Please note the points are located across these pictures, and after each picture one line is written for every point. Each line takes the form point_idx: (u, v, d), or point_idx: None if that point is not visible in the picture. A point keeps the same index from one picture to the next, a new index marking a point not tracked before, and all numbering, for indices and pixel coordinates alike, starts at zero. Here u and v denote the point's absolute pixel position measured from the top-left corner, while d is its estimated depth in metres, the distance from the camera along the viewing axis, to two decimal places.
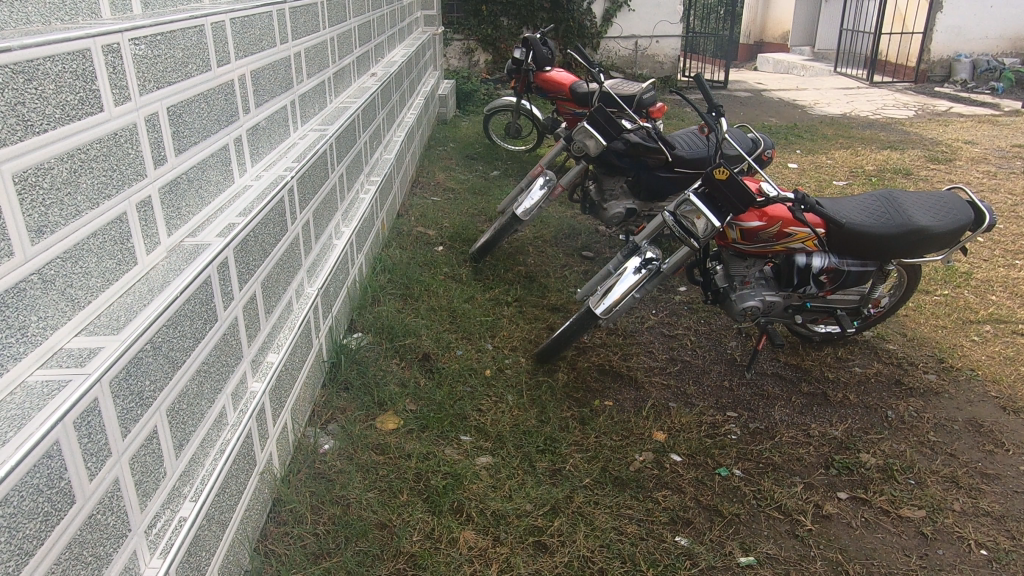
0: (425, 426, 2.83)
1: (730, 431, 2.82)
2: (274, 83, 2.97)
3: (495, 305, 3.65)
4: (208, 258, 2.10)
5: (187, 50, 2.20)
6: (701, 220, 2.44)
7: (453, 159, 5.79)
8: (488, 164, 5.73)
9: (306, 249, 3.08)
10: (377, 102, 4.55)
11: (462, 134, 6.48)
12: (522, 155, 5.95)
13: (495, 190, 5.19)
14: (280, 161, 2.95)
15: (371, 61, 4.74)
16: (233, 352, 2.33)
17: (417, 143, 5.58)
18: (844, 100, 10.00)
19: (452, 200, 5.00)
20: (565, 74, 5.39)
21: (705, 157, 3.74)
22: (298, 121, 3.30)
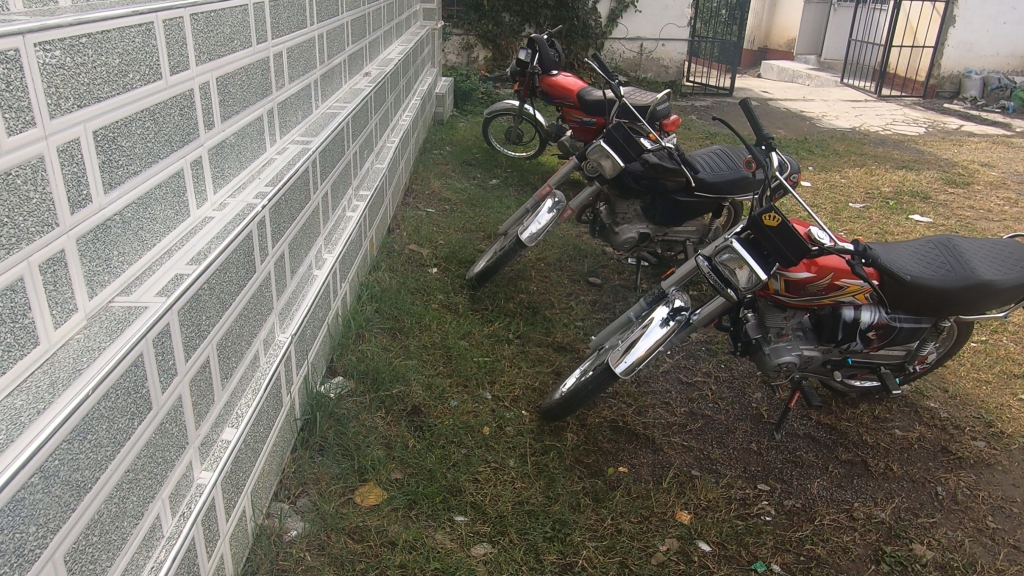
0: (413, 504, 2.50)
1: (763, 512, 2.56)
2: (246, 90, 2.60)
3: (495, 343, 3.34)
4: (136, 332, 1.73)
5: (127, 55, 1.81)
6: (744, 271, 2.20)
7: (450, 165, 5.44)
8: (487, 172, 5.38)
9: (280, 288, 2.74)
10: (370, 106, 4.19)
11: (460, 138, 6.13)
12: (524, 164, 5.61)
13: (495, 202, 4.86)
14: (246, 188, 2.59)
15: (363, 59, 4.37)
16: (172, 443, 1.95)
17: (412, 149, 5.24)
18: (853, 114, 9.71)
19: (448, 213, 4.66)
20: (573, 79, 5.04)
21: (731, 179, 3.41)
22: (276, 132, 2.94)
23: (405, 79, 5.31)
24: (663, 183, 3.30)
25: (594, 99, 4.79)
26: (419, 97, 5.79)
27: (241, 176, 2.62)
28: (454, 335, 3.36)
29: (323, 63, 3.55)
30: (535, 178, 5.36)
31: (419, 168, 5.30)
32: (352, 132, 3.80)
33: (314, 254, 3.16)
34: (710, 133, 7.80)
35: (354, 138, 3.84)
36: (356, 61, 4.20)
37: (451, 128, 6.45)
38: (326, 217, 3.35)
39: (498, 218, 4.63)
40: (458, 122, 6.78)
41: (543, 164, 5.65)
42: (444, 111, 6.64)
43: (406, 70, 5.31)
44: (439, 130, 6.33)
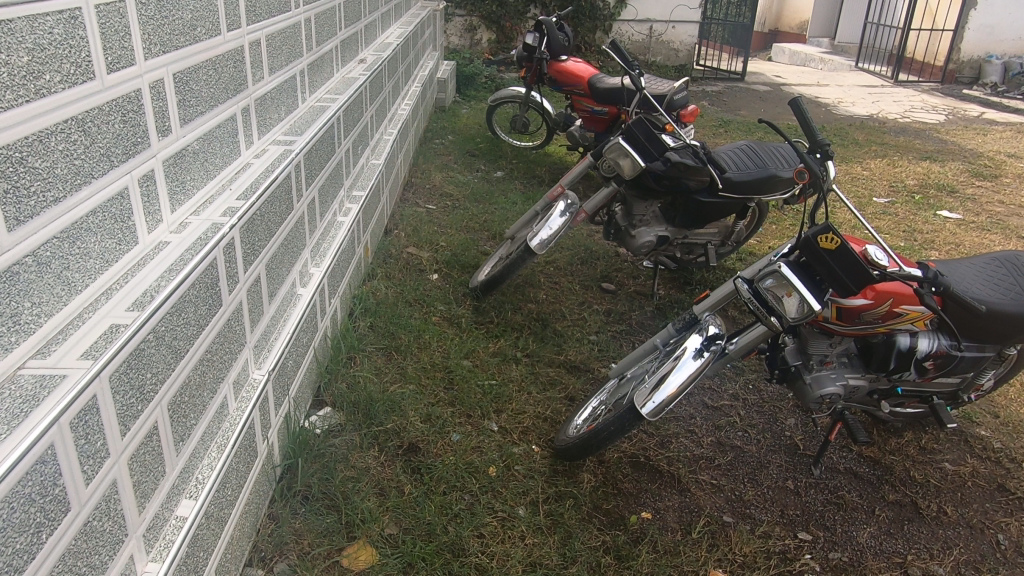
0: (410, 566, 2.27)
1: (806, 566, 2.43)
2: (212, 87, 2.29)
3: (502, 364, 3.15)
4: (46, 415, 1.36)
5: (41, 51, 1.47)
6: (793, 297, 2.07)
7: (452, 156, 5.16)
8: (490, 163, 5.09)
9: (254, 317, 2.45)
10: (365, 96, 3.90)
11: (463, 125, 5.84)
12: (530, 154, 5.33)
13: (500, 197, 4.59)
14: (211, 207, 2.26)
15: (357, 45, 4.06)
16: (109, 534, 1.63)
17: (412, 140, 4.97)
18: (869, 99, 9.38)
19: (450, 210, 4.41)
20: (583, 66, 4.74)
21: (760, 178, 3.13)
22: (253, 131, 2.65)
23: (404, 65, 4.99)
24: (685, 183, 3.02)
25: (607, 87, 4.50)
26: (419, 82, 5.48)
27: (202, 192, 2.28)
28: (455, 355, 3.18)
29: (308, 51, 3.23)
30: (541, 169, 5.08)
31: (419, 159, 5.02)
32: (343, 127, 3.51)
33: (298, 262, 2.89)
34: (723, 120, 7.49)
35: (345, 134, 3.56)
36: (348, 47, 3.89)
37: (453, 115, 6.16)
38: (312, 223, 3.08)
39: (503, 215, 4.37)
40: (460, 109, 6.48)
41: (550, 155, 5.37)
42: (445, 97, 6.34)
43: (405, 55, 5.00)
44: (440, 116, 6.03)
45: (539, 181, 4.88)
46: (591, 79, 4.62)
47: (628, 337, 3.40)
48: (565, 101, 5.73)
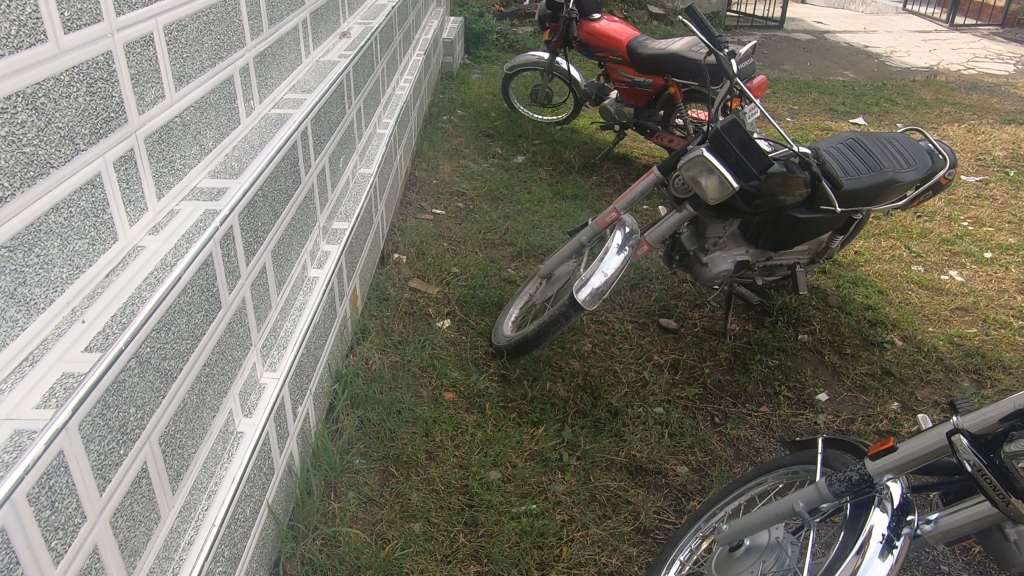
0: None
1: None
2: (22, 145, 1.28)
3: (546, 473, 2.56)
4: None
5: None
6: None
7: (463, 138, 4.47)
8: (509, 145, 4.39)
9: (129, 538, 1.55)
10: (345, 83, 3.14)
11: (474, 95, 5.09)
12: (554, 132, 4.59)
13: (521, 195, 3.93)
14: (26, 383, 1.30)
15: (334, 17, 3.25)
16: None
17: (415, 124, 4.29)
18: (925, 48, 8.39)
19: (461, 218, 3.79)
20: (619, 26, 3.89)
21: (875, 184, 2.37)
22: (138, 190, 1.72)
23: (400, 34, 4.17)
24: (780, 200, 2.26)
25: (651, 53, 3.67)
26: (420, 49, 4.71)
27: (13, 346, 1.30)
28: (478, 463, 2.57)
29: (246, 41, 2.34)
30: (568, 152, 4.36)
31: (424, 144, 4.34)
32: (313, 137, 2.76)
33: (245, 350, 2.18)
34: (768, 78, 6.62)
35: (318, 144, 2.83)
36: (319, 23, 3.07)
37: (463, 82, 5.39)
38: (263, 289, 2.31)
39: (523, 222, 3.73)
40: (469, 72, 5.70)
41: (578, 131, 4.63)
42: (453, 60, 5.56)
43: (403, 19, 4.21)
44: (447, 84, 5.28)
45: (566, 170, 4.18)
46: (630, 43, 3.79)
47: (705, 404, 2.89)
48: (593, 67, 4.92)
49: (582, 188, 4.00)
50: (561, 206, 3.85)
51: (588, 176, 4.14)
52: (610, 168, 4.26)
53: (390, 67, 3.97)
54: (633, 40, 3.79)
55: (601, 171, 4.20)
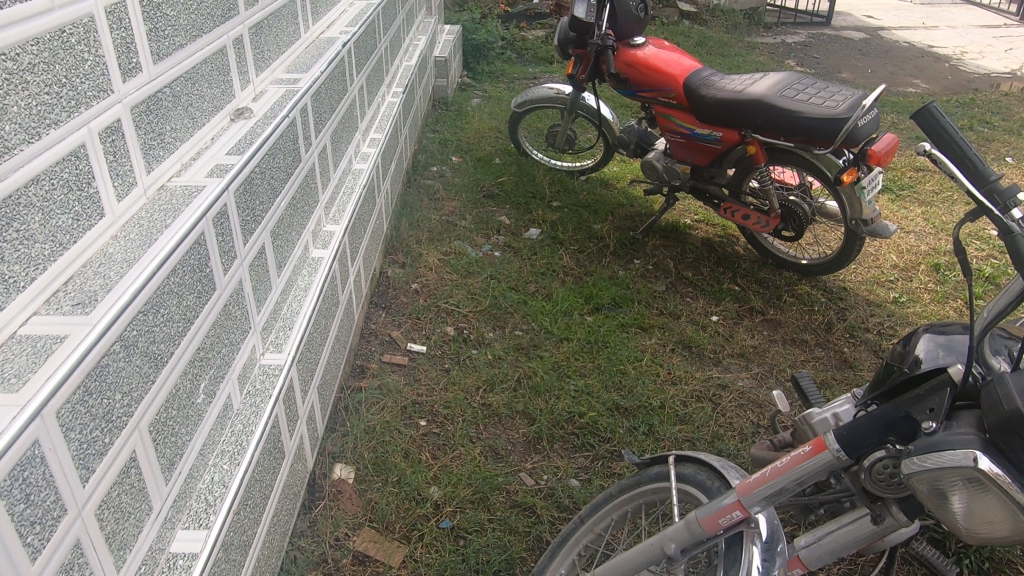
0: None
1: None
2: None
3: None
4: None
5: None
6: None
7: (457, 208, 3.68)
8: (521, 219, 3.61)
9: None
10: (231, 208, 1.92)
11: (471, 135, 4.26)
12: (577, 197, 3.76)
13: (538, 300, 3.14)
14: None
15: (220, 88, 2.01)
16: None
17: (392, 192, 3.53)
18: (999, 47, 7.23)
19: (455, 350, 2.90)
20: (671, 54, 2.87)
21: None
22: None
23: (358, 76, 3.10)
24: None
25: (725, 96, 2.63)
26: (396, 84, 3.77)
27: None
28: None
29: None
30: (597, 228, 3.55)
31: (409, 214, 3.60)
32: (88, 395, 1.30)
33: None
34: None
35: (115, 390, 1.39)
36: (171, 111, 1.76)
37: (461, 115, 4.49)
38: None
39: (542, 346, 2.92)
40: (466, 98, 4.73)
41: (605, 195, 3.79)
42: (446, 84, 4.61)
43: (365, 54, 3.17)
44: (438, 121, 4.43)
45: (593, 259, 3.37)
46: (690, 81, 2.77)
47: None
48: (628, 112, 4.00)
49: (617, 289, 3.19)
50: (588, 319, 3.05)
51: (625, 267, 3.34)
52: (654, 251, 3.45)
53: (340, 126, 2.93)
54: (695, 76, 2.77)
55: (642, 258, 3.40)
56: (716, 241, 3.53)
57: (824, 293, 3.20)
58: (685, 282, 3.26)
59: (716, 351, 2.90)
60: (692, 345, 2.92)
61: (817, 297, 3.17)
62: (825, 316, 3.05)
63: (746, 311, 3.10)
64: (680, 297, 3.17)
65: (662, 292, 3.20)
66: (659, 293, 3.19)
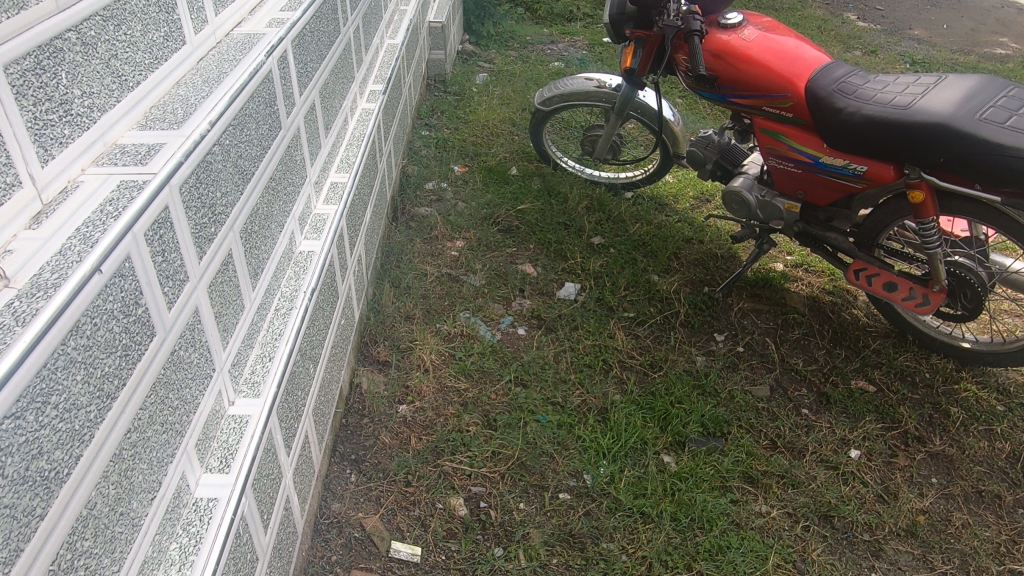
0: None
1: None
2: None
3: None
4: None
5: None
6: None
7: (460, 251, 2.96)
8: (552, 271, 2.91)
9: None
10: None
11: (479, 137, 3.45)
12: (627, 236, 3.06)
13: (583, 427, 2.38)
14: None
15: None
16: None
17: (373, 240, 2.73)
18: None
19: (468, 549, 2.04)
20: (792, 47, 2.48)
21: None
22: None
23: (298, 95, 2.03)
24: None
25: (889, 115, 2.22)
26: (375, 79, 2.83)
27: None
28: None
29: None
30: (659, 284, 2.87)
31: (407, 259, 2.88)
32: None
33: None
34: (911, 55, 4.54)
35: None
36: None
37: (466, 104, 3.61)
38: None
39: (602, 486, 2.21)
40: (468, 74, 3.81)
41: (666, 234, 3.09)
42: (444, 60, 3.72)
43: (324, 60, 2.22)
44: (436, 117, 3.57)
45: (669, 342, 2.69)
46: (819, 85, 2.36)
47: None
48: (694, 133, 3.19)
49: (709, 403, 2.48)
50: (668, 465, 2.30)
51: (708, 353, 2.68)
52: (745, 323, 2.81)
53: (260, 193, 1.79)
54: (829, 83, 2.35)
55: (731, 334, 2.76)
56: (826, 298, 2.96)
57: (998, 397, 2.60)
58: (794, 377, 2.62)
59: (870, 529, 2.18)
60: (839, 514, 2.20)
61: (991, 403, 2.57)
62: (1011, 444, 2.44)
63: (903, 443, 2.43)
64: (801, 406, 2.53)
65: (765, 406, 2.51)
66: (772, 398, 2.55)
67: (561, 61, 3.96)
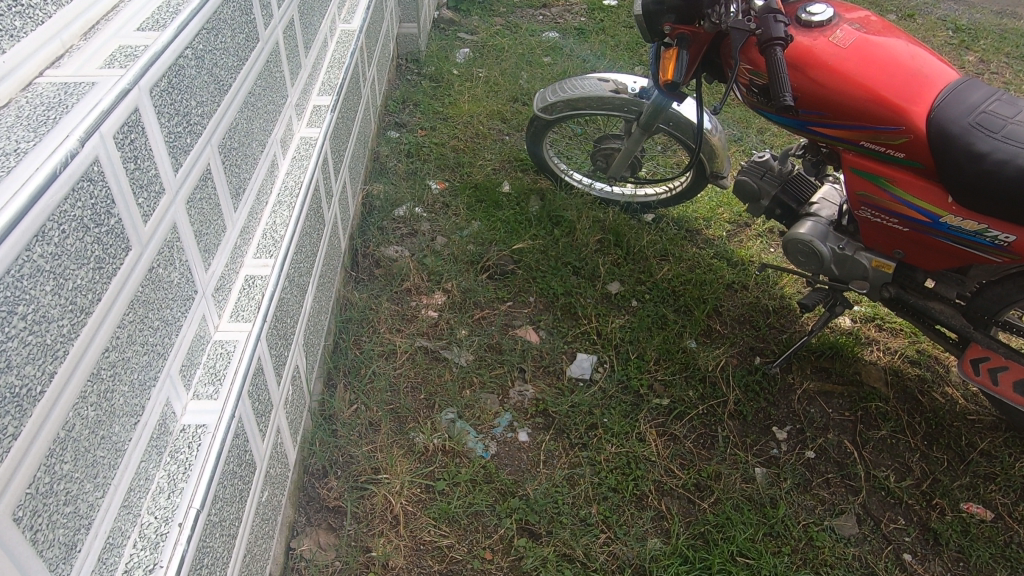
0: None
1: None
2: None
3: None
4: None
5: None
6: None
7: (442, 312, 1.74)
8: (602, 304, 1.82)
9: None
10: None
11: (464, 141, 2.34)
12: (670, 252, 1.98)
13: None
14: None
15: None
16: None
17: None
18: None
19: None
20: (866, 22, 1.36)
21: None
22: None
23: (275, 70, 1.33)
24: None
25: None
26: (334, 44, 1.82)
27: None
28: None
29: None
30: None
31: (347, 352, 1.59)
32: None
33: None
34: (951, 17, 3.96)
35: None
36: None
37: (443, 93, 2.61)
38: None
39: None
40: (446, 51, 3.00)
41: (691, 228, 2.10)
42: (419, 34, 2.81)
43: (310, 34, 1.58)
44: (406, 112, 2.50)
45: (717, 442, 1.54)
46: (970, 100, 1.25)
47: None
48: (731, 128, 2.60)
49: (781, 557, 1.33)
50: None
51: (768, 464, 1.50)
52: (812, 412, 1.60)
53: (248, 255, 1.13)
54: (960, 116, 1.23)
55: (828, 372, 1.69)
56: None
57: None
58: None
59: None
60: None
61: None
62: None
63: None
64: (930, 523, 1.41)
65: (856, 550, 1.35)
66: (903, 503, 1.44)
67: (556, 30, 3.30)
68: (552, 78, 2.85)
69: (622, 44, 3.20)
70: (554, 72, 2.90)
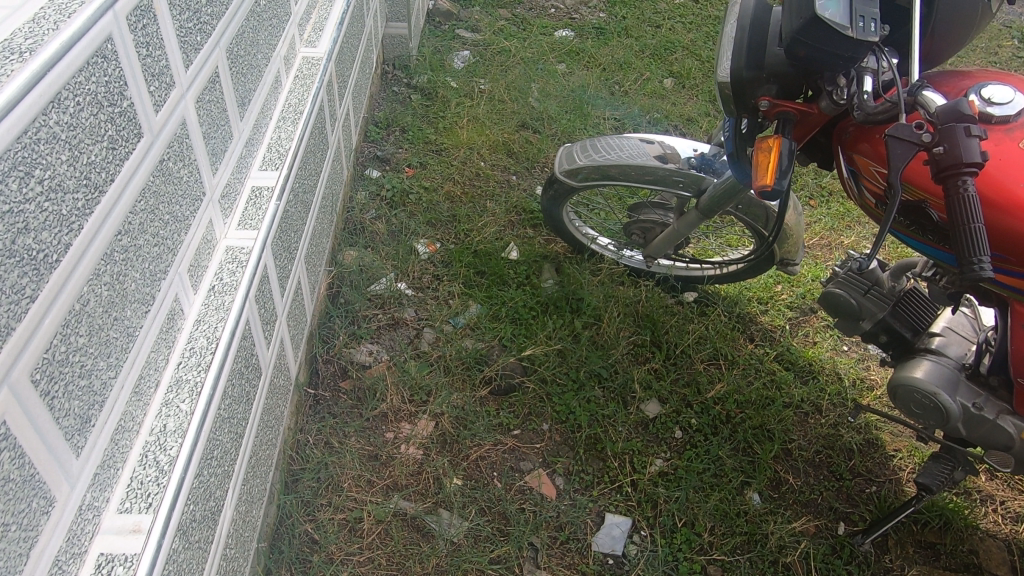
0: None
1: None
2: None
3: None
4: None
5: None
6: None
7: (428, 449, 1.31)
8: (637, 436, 1.39)
9: None
10: None
11: (461, 186, 1.88)
12: (722, 354, 1.55)
13: None
14: None
15: None
16: None
17: None
18: None
19: None
20: None
21: None
22: None
23: (182, 159, 0.87)
24: None
25: None
26: (290, 79, 1.34)
27: None
28: None
29: None
30: None
31: (298, 527, 1.17)
32: None
33: None
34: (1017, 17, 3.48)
35: None
36: None
37: (436, 114, 2.13)
38: None
39: None
40: (442, 55, 2.50)
41: (746, 313, 1.66)
42: (409, 35, 2.31)
43: (250, 82, 1.10)
44: (391, 141, 2.03)
45: None
46: None
47: None
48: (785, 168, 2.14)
49: None
50: None
51: None
52: None
53: (120, 500, 0.71)
54: None
55: (936, 551, 1.28)
56: None
57: None
58: None
59: None
60: None
61: None
62: None
63: None
64: None
65: None
66: None
67: (571, 28, 2.80)
68: (568, 94, 2.37)
69: (648, 48, 2.71)
70: (570, 86, 2.42)
